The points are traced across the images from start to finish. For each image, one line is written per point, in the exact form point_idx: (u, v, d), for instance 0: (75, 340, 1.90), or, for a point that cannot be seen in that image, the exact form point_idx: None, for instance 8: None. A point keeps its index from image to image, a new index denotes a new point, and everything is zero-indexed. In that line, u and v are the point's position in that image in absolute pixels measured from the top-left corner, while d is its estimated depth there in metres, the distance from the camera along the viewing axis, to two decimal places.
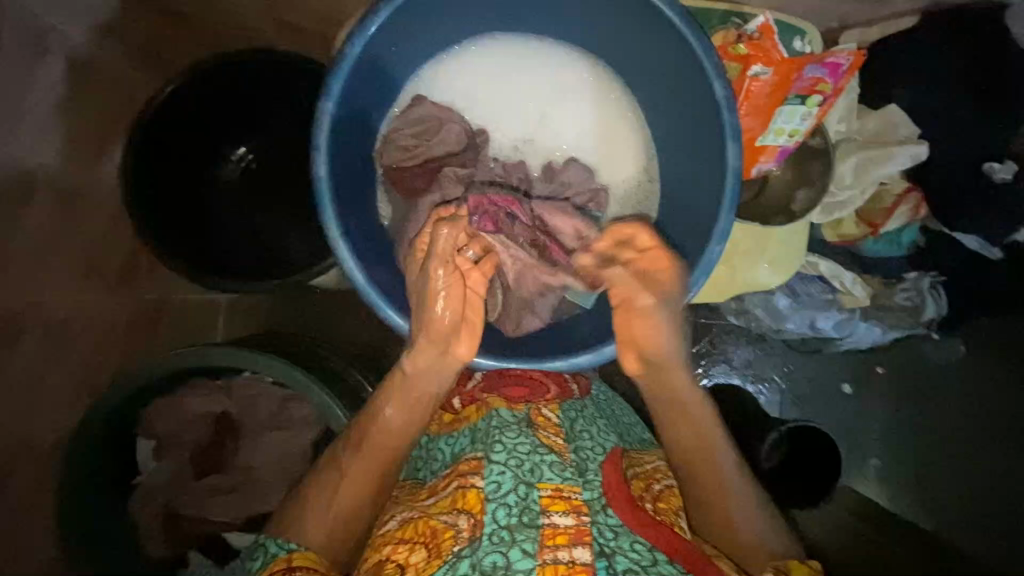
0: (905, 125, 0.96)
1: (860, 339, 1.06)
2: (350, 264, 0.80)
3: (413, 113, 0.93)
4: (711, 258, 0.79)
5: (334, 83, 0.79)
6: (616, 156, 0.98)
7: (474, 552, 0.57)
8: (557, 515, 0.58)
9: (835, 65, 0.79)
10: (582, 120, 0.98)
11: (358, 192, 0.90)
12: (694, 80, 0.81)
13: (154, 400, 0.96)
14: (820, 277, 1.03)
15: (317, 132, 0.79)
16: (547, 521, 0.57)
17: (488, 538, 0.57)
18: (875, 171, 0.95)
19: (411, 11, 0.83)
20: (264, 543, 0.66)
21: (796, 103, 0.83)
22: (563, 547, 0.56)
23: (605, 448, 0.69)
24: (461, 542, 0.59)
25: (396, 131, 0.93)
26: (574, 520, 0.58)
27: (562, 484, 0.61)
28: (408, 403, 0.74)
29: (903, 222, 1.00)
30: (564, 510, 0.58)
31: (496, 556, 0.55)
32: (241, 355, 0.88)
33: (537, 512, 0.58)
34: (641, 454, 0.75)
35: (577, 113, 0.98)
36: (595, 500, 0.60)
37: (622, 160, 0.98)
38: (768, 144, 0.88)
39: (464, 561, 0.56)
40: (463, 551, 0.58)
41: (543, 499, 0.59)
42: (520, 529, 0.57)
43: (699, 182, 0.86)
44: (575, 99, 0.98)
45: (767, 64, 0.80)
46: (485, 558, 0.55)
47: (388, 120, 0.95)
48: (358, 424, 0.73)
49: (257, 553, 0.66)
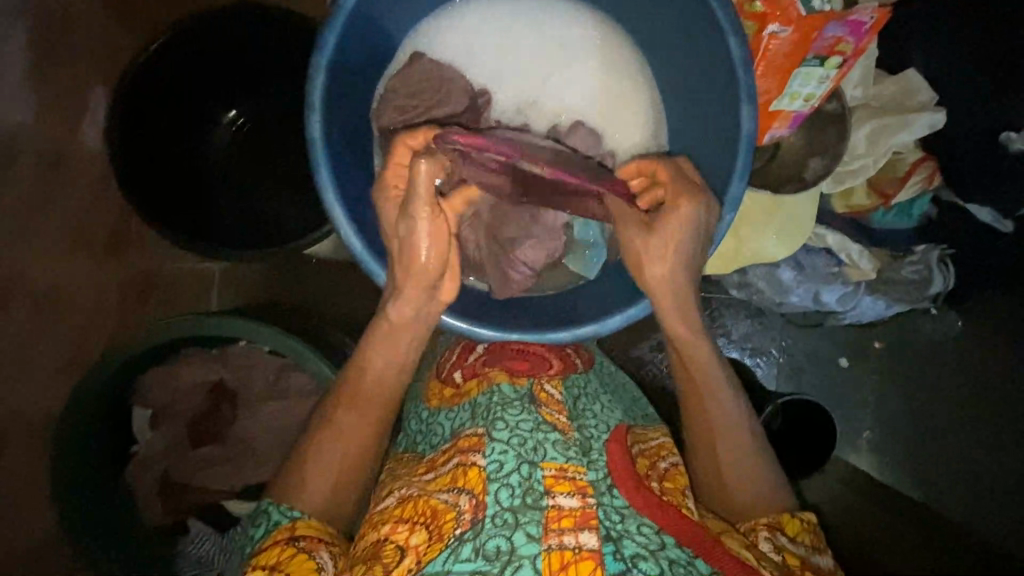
0: (923, 91, 0.93)
1: (864, 313, 1.05)
2: (346, 230, 0.77)
3: (413, 71, 0.89)
4: (721, 227, 0.76)
5: (329, 36, 0.74)
6: (624, 122, 0.94)
7: (475, 535, 0.56)
8: (561, 496, 0.57)
9: (858, 23, 0.75)
10: (589, 83, 0.94)
11: (354, 155, 0.86)
12: (708, 39, 0.77)
13: (147, 370, 0.94)
14: (826, 250, 1.01)
15: (311, 90, 0.75)
16: (551, 502, 0.56)
17: (491, 521, 0.56)
18: (890, 141, 0.92)
19: None
20: (265, 511, 0.67)
21: (814, 65, 0.79)
22: (569, 531, 0.54)
23: (609, 426, 0.69)
24: (463, 525, 0.57)
25: (392, 91, 0.89)
26: (579, 502, 0.56)
27: (565, 464, 0.60)
28: (395, 347, 0.72)
29: (916, 192, 0.97)
30: (568, 491, 0.57)
31: (499, 540, 0.54)
32: (237, 325, 0.86)
33: (541, 493, 0.57)
34: (646, 430, 0.75)
35: (583, 76, 0.94)
36: (600, 480, 0.59)
37: (630, 126, 0.94)
38: (782, 109, 0.85)
39: (466, 544, 0.55)
40: (465, 534, 0.57)
41: (547, 479, 0.58)
42: (525, 511, 0.56)
43: (708, 148, 0.83)
44: (582, 60, 0.93)
45: (784, 23, 0.75)
46: (487, 542, 0.54)
47: (386, 79, 0.91)
48: (347, 375, 0.72)
49: (259, 520, 0.67)
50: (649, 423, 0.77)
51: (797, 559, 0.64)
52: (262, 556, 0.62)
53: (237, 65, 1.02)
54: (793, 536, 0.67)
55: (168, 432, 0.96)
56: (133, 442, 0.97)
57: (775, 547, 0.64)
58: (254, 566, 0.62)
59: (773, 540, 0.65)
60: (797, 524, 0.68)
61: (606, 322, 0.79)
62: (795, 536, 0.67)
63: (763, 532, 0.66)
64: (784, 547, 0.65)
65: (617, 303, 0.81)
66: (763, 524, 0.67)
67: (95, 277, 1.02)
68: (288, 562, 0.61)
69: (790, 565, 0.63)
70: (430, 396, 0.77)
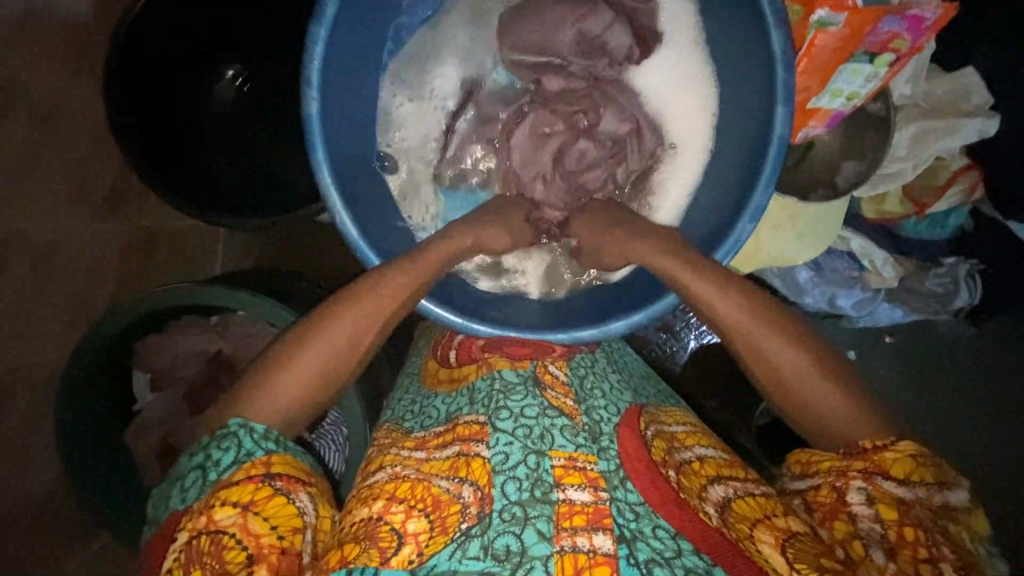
0: (978, 93, 0.86)
1: (878, 319, 0.99)
2: (342, 214, 0.74)
3: (427, 42, 0.85)
4: (740, 236, 0.72)
5: (328, 4, 0.69)
6: (672, 106, 0.83)
7: (484, 531, 0.55)
8: (572, 489, 0.57)
9: (918, 19, 0.68)
10: (609, 26, 0.79)
11: (357, 136, 0.81)
12: (750, 36, 0.70)
13: (144, 335, 0.94)
14: (848, 253, 0.95)
15: (309, 63, 0.70)
16: (562, 496, 0.57)
17: (499, 515, 0.56)
18: (932, 145, 0.86)
19: None
20: (234, 433, 0.56)
21: (863, 61, 0.73)
22: (582, 532, 0.55)
23: (620, 408, 0.68)
24: (468, 520, 0.57)
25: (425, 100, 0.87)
26: (591, 496, 0.57)
27: (575, 453, 0.60)
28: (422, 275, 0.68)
29: (954, 203, 0.91)
30: (579, 484, 0.58)
31: (509, 539, 0.54)
32: (233, 295, 0.84)
33: (550, 485, 0.58)
34: (659, 411, 0.71)
35: (593, 33, 0.79)
36: (611, 472, 0.60)
37: (670, 109, 0.83)
38: (821, 106, 0.79)
39: (473, 541, 0.55)
40: (472, 529, 0.56)
41: (556, 470, 0.59)
42: (534, 506, 0.56)
43: (734, 155, 0.77)
44: (592, 11, 0.78)
45: (835, 9, 0.68)
46: (497, 540, 0.54)
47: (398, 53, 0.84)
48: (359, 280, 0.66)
49: (226, 442, 0.56)
50: (660, 400, 0.75)
51: (896, 509, 0.51)
52: (230, 491, 0.53)
53: (221, 34, 0.96)
54: (901, 478, 0.52)
55: (168, 394, 0.96)
56: (133, 401, 0.98)
57: (867, 499, 0.52)
58: (220, 501, 0.53)
59: (866, 490, 0.53)
60: (909, 463, 0.53)
61: (607, 327, 0.75)
62: (907, 478, 0.52)
63: (857, 483, 0.53)
64: (880, 494, 0.52)
65: (614, 310, 0.79)
66: (852, 473, 0.54)
67: (97, 238, 1.01)
68: (264, 502, 0.53)
69: (882, 519, 0.51)
70: (426, 376, 0.76)
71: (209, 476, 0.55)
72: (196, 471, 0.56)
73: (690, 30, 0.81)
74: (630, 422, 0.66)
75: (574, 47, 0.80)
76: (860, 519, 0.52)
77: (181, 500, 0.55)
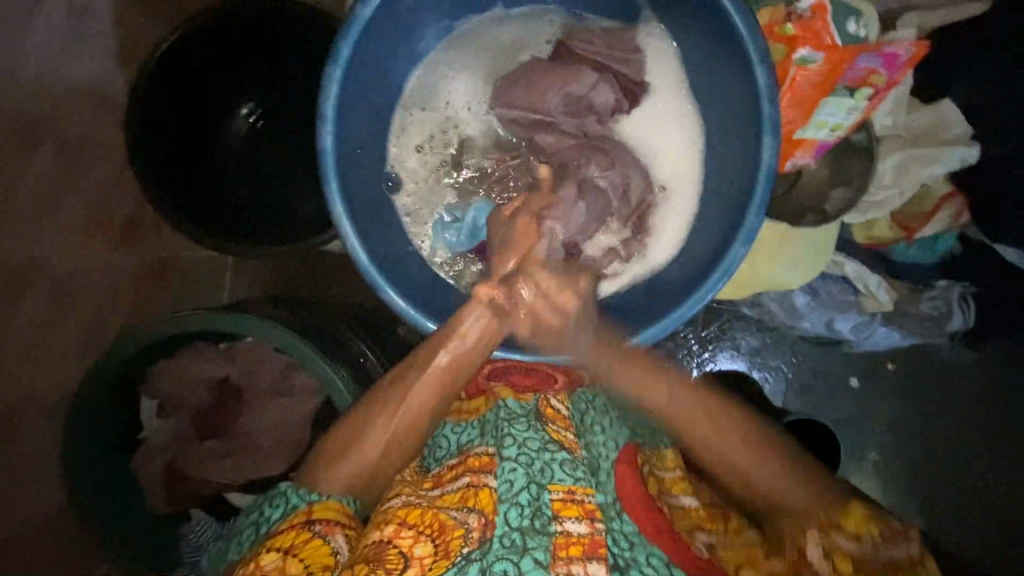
0: (957, 124, 0.90)
1: (877, 343, 1.01)
2: (353, 242, 0.77)
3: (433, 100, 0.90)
4: (733, 260, 0.74)
5: (344, 46, 0.74)
6: (664, 149, 0.86)
7: (484, 556, 0.57)
8: (569, 521, 0.59)
9: (892, 57, 0.73)
10: (595, 85, 0.85)
11: (365, 169, 0.84)
12: (736, 74, 0.75)
13: (154, 361, 0.96)
14: (844, 278, 0.97)
15: (324, 102, 0.75)
16: (559, 528, 0.58)
17: (500, 541, 0.58)
18: (917, 173, 0.90)
19: (377, 32, 0.79)
20: (282, 491, 0.63)
21: (844, 95, 0.77)
22: (577, 560, 0.57)
23: (618, 444, 0.68)
24: (471, 544, 0.58)
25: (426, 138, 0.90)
26: (588, 528, 0.59)
27: (573, 486, 0.61)
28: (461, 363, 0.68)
29: (943, 227, 0.94)
30: (577, 516, 0.59)
31: (507, 564, 0.56)
32: (243, 321, 0.87)
33: (549, 517, 0.59)
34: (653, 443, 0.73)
35: (579, 94, 0.85)
36: (609, 503, 0.61)
37: (664, 154, 0.86)
38: (807, 136, 0.82)
39: (474, 564, 0.57)
40: (473, 553, 0.58)
41: (554, 503, 0.60)
42: (533, 535, 0.58)
43: (724, 185, 0.80)
44: (577, 74, 0.85)
45: (815, 48, 0.73)
46: (496, 564, 0.56)
47: (405, 109, 0.89)
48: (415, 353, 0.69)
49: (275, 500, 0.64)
50: None
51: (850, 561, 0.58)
52: (276, 539, 0.60)
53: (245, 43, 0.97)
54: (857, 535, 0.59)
55: (174, 421, 0.97)
56: (140, 428, 0.97)
57: (825, 553, 0.59)
58: (268, 547, 0.59)
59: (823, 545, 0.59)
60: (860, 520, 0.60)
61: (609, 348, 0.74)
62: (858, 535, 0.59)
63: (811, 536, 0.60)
64: (837, 551, 0.59)
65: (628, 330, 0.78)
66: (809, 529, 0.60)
67: (110, 268, 1.04)
68: (302, 546, 0.59)
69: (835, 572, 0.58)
70: None
71: (260, 528, 0.63)
72: (251, 526, 0.64)
73: (676, 69, 0.85)
74: (627, 459, 0.67)
75: (562, 104, 0.86)
76: (820, 573, 0.58)
77: (236, 550, 0.64)
